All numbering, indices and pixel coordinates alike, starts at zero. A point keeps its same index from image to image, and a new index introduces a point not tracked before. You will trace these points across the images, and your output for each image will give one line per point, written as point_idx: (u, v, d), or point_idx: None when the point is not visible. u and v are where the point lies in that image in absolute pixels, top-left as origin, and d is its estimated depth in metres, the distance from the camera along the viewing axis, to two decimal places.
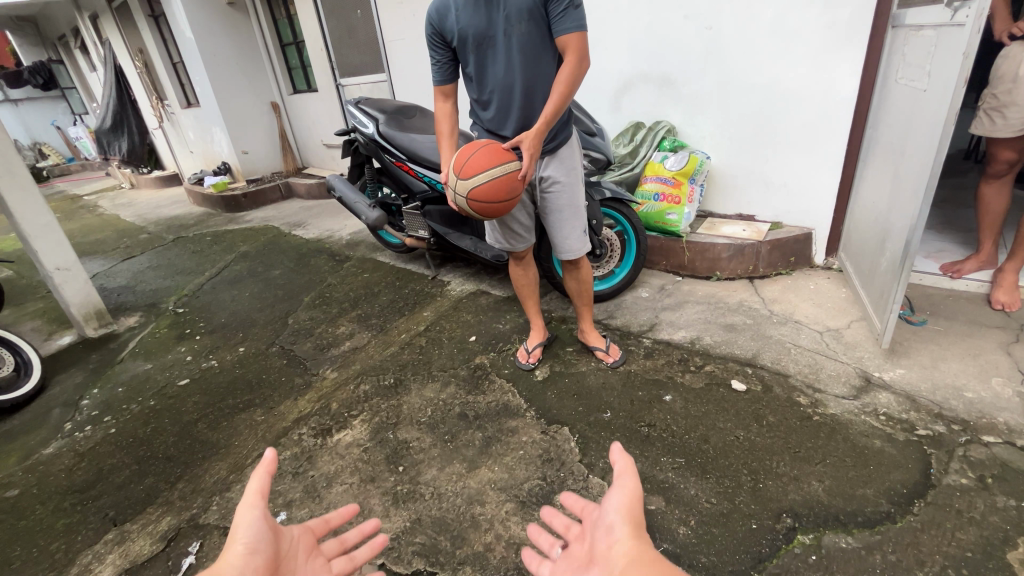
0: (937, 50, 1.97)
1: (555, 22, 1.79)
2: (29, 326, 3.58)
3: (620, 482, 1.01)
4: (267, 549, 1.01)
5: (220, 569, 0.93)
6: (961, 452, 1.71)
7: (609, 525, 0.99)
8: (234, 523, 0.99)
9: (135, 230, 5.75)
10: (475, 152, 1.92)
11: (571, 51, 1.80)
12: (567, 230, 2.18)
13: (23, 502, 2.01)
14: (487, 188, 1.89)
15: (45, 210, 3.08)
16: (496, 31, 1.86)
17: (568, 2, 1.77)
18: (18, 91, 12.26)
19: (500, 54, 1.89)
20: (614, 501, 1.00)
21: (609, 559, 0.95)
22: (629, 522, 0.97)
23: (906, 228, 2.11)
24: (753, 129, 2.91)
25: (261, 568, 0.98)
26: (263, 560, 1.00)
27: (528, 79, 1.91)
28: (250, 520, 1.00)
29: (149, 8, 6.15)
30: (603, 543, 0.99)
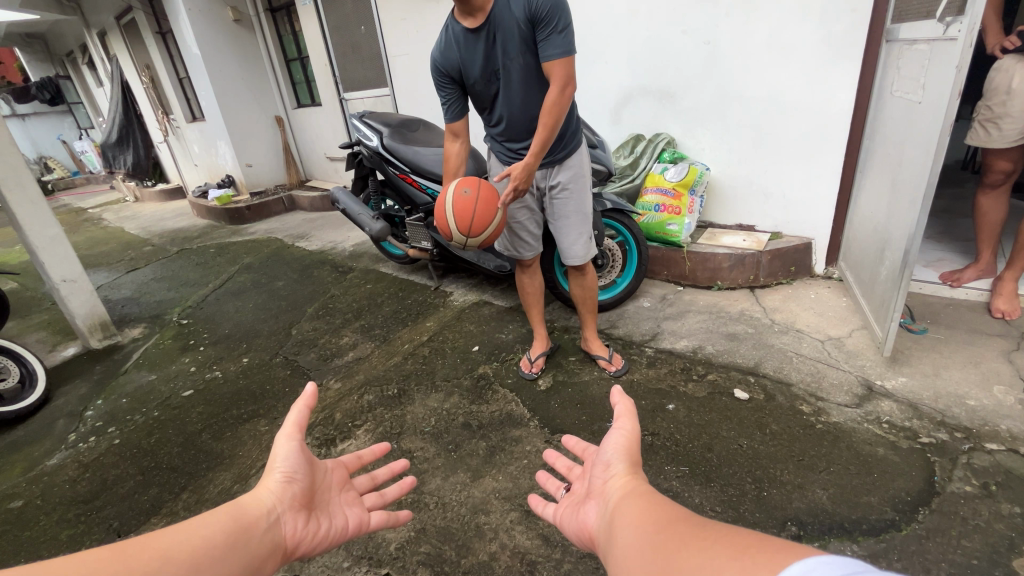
0: (931, 63, 2.02)
1: (541, 51, 1.80)
2: (34, 338, 3.60)
3: (621, 421, 1.01)
4: (302, 481, 1.01)
5: (258, 496, 0.94)
6: (965, 459, 1.71)
7: (606, 463, 0.99)
8: (272, 454, 1.00)
9: (139, 243, 5.80)
10: (473, 207, 2.06)
11: (556, 78, 1.81)
12: (574, 236, 2.20)
13: (27, 513, 2.00)
14: (494, 233, 2.12)
15: (53, 223, 3.11)
16: (496, 68, 1.93)
17: (554, 27, 1.77)
18: (25, 106, 12.48)
19: (501, 87, 1.96)
20: (612, 440, 1.00)
21: (605, 494, 0.94)
22: (627, 460, 0.96)
23: (905, 237, 2.14)
24: (751, 141, 2.95)
25: (296, 499, 0.99)
26: (299, 491, 1.00)
27: (528, 105, 1.98)
28: (287, 452, 1.01)
29: (157, 26, 6.27)
30: (600, 480, 0.98)
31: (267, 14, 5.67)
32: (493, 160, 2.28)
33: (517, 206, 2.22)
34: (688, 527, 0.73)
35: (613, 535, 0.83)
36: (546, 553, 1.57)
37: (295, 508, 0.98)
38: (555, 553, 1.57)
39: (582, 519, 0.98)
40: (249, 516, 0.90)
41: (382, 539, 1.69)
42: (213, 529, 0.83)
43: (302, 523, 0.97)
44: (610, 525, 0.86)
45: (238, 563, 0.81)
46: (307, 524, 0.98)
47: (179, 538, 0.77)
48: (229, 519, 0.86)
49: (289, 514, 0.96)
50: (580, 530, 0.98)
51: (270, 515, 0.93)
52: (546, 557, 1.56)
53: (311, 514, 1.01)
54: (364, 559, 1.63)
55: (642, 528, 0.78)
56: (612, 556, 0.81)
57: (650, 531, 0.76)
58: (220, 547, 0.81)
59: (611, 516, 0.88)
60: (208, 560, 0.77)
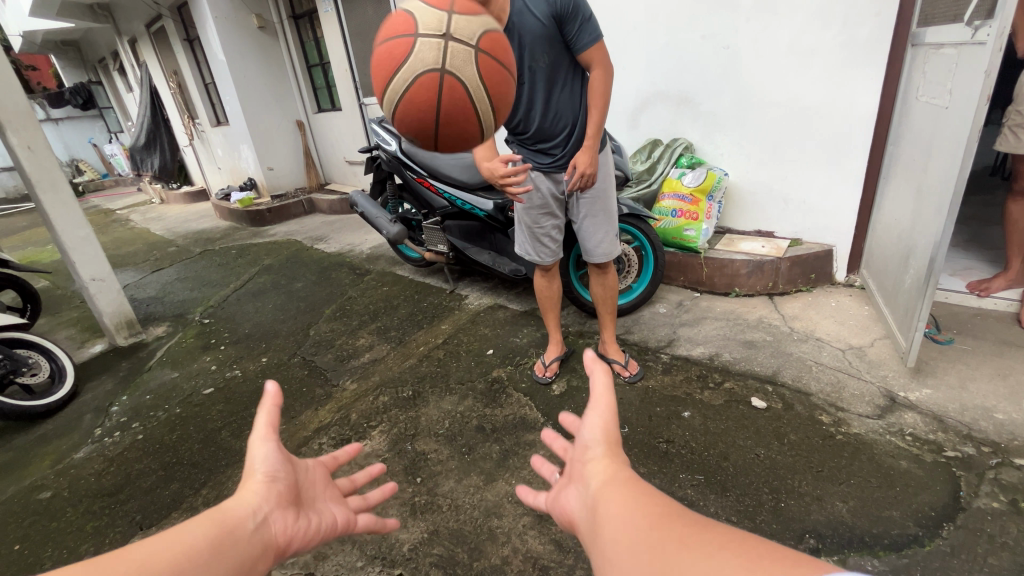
0: (958, 68, 1.98)
1: (574, 42, 1.87)
2: (63, 334, 3.72)
3: (597, 401, 0.96)
4: (285, 480, 1.01)
5: (242, 498, 0.93)
6: (992, 474, 1.66)
7: (585, 447, 0.95)
8: (249, 457, 1.00)
9: (164, 244, 5.96)
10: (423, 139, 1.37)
11: (597, 64, 1.91)
12: (600, 235, 2.22)
13: (55, 504, 2.07)
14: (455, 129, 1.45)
15: (83, 224, 3.21)
16: (524, 74, 1.92)
17: (583, 16, 1.83)
18: (59, 111, 12.99)
19: (533, 91, 1.95)
20: (589, 422, 0.96)
21: (586, 480, 0.91)
22: (607, 443, 0.93)
23: (930, 246, 2.10)
24: (771, 147, 2.91)
25: (282, 496, 0.98)
26: (284, 489, 1.00)
27: (563, 102, 2.00)
28: (266, 451, 1.01)
29: (184, 33, 6.45)
30: (580, 466, 0.95)
31: (291, 21, 5.79)
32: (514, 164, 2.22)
33: (541, 212, 2.23)
34: (681, 525, 0.71)
35: (599, 530, 0.80)
36: (558, 559, 1.57)
37: (282, 506, 0.97)
38: (568, 559, 1.56)
39: (563, 504, 0.95)
40: (233, 518, 0.89)
41: (395, 540, 1.70)
42: (195, 534, 0.81)
43: (292, 520, 0.97)
44: (594, 520, 0.83)
45: (227, 563, 0.80)
46: (296, 521, 0.97)
47: (160, 546, 0.76)
48: (210, 523, 0.85)
49: (277, 512, 0.95)
50: (562, 515, 0.95)
51: (257, 514, 0.92)
52: (559, 563, 1.55)
53: (298, 512, 1.01)
54: (378, 559, 1.64)
55: (631, 525, 0.75)
56: (599, 551, 0.78)
57: (642, 530, 0.73)
58: (205, 551, 0.79)
59: (595, 510, 0.84)
60: (194, 562, 0.76)
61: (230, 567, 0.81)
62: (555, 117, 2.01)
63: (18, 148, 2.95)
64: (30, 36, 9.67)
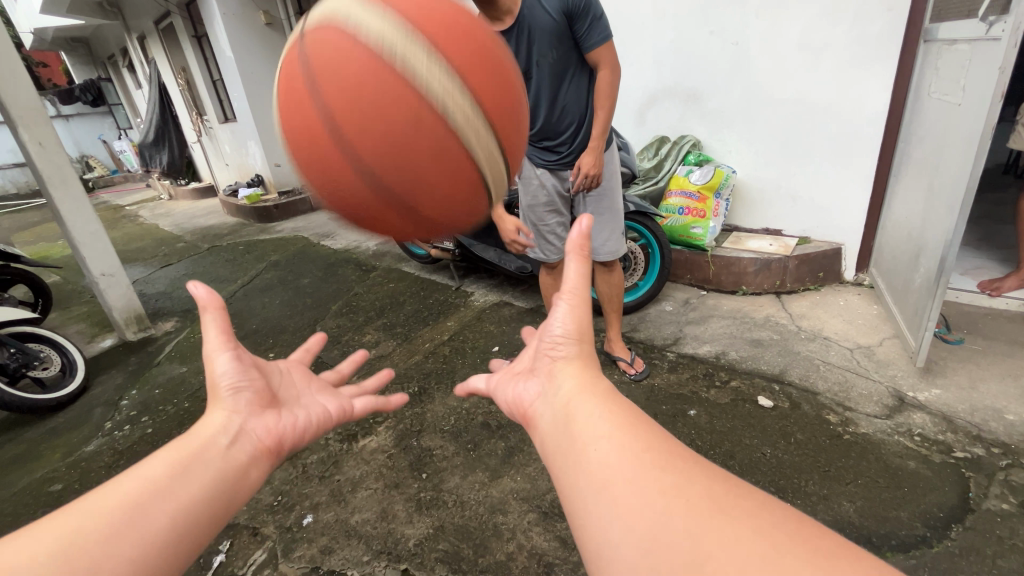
0: (972, 64, 1.96)
1: (583, 40, 1.86)
2: (74, 329, 3.77)
3: (570, 297, 0.95)
4: (252, 387, 0.99)
5: (210, 415, 0.93)
6: (1002, 476, 1.65)
7: (553, 342, 0.93)
8: (210, 372, 0.98)
9: (173, 239, 6.01)
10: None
11: (605, 64, 1.92)
12: (606, 233, 2.21)
13: (66, 496, 2.10)
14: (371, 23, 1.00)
15: (93, 220, 3.24)
16: (531, 68, 1.91)
17: (595, 15, 1.83)
18: (69, 108, 13.11)
19: (539, 86, 1.95)
20: (561, 317, 0.94)
21: (553, 375, 0.91)
22: (579, 341, 0.92)
23: (940, 245, 2.08)
24: (780, 144, 2.88)
25: (255, 400, 0.98)
26: (256, 393, 0.99)
27: (569, 99, 1.99)
28: (226, 362, 0.99)
29: (192, 30, 6.47)
30: (546, 363, 0.94)
31: (298, 17, 5.79)
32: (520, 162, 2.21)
33: (547, 210, 2.21)
34: (676, 456, 0.69)
35: (576, 430, 0.78)
36: (563, 556, 1.57)
37: (257, 408, 0.97)
38: (572, 556, 1.56)
39: (521, 394, 0.96)
40: (202, 436, 0.89)
41: (401, 535, 1.71)
42: (160, 461, 0.81)
43: (273, 421, 0.98)
44: (565, 422, 0.82)
45: (199, 480, 0.81)
46: (277, 419, 0.98)
47: (121, 487, 0.76)
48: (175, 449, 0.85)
49: (254, 417, 0.95)
50: (515, 405, 0.97)
51: (229, 429, 0.92)
52: (564, 560, 1.56)
53: (279, 411, 1.01)
54: (383, 553, 1.66)
55: (619, 439, 0.73)
56: (579, 466, 0.75)
57: (633, 448, 0.72)
58: (167, 478, 0.79)
59: (567, 412, 0.83)
60: (160, 489, 0.77)
61: (206, 487, 0.82)
62: (560, 113, 2.02)
63: (30, 144, 2.98)
64: (41, 33, 9.76)
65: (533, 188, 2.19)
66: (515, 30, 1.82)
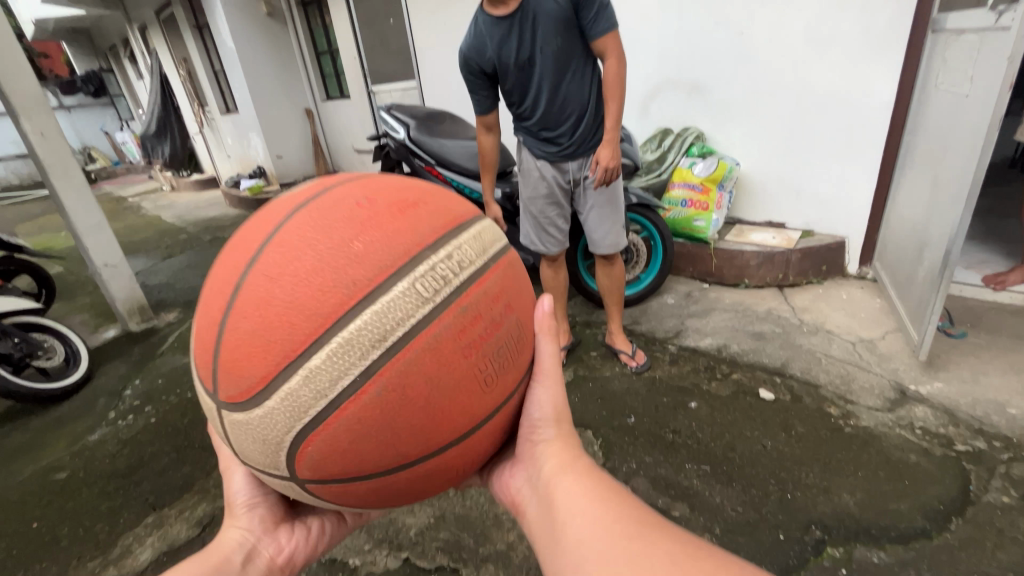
0: (981, 55, 1.94)
1: (588, 28, 1.85)
2: (77, 319, 3.78)
3: (546, 379, 1.02)
4: (264, 502, 1.06)
5: (225, 536, 0.99)
6: (1003, 469, 1.65)
7: (533, 424, 1.01)
8: (228, 490, 1.06)
9: (175, 231, 6.02)
10: (264, 218, 0.93)
11: (611, 52, 1.87)
12: (608, 226, 2.19)
13: (71, 485, 2.12)
14: (231, 376, 0.84)
15: (96, 211, 3.24)
16: (534, 54, 1.91)
17: (600, 4, 1.81)
18: (71, 99, 13.08)
19: (541, 73, 1.94)
20: (539, 399, 1.01)
21: (537, 461, 0.98)
22: (556, 424, 1.00)
23: (945, 237, 2.07)
24: (785, 136, 2.86)
25: (268, 521, 1.04)
26: (268, 512, 1.06)
27: (572, 87, 1.97)
28: (240, 482, 1.07)
29: (193, 19, 6.42)
30: (529, 447, 1.01)
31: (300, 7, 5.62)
32: (522, 153, 2.22)
33: (548, 202, 2.22)
34: (643, 524, 0.78)
35: (563, 530, 0.83)
36: None
37: (269, 529, 1.03)
38: None
39: (513, 484, 1.03)
40: (220, 556, 0.95)
41: (402, 524, 1.72)
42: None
43: (285, 539, 1.04)
44: (552, 507, 0.89)
45: None
46: (288, 536, 1.05)
47: None
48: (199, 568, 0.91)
49: (266, 539, 1.02)
50: (507, 491, 1.04)
51: (244, 547, 0.99)
52: None
53: (291, 524, 1.07)
54: (384, 542, 1.67)
55: (602, 519, 0.80)
56: (559, 551, 0.82)
57: (616, 526, 0.79)
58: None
59: (552, 495, 0.90)
60: None
61: None
62: (563, 102, 1.99)
63: (32, 134, 2.98)
64: (42, 23, 9.71)
65: (534, 179, 2.20)
66: (518, 15, 1.83)
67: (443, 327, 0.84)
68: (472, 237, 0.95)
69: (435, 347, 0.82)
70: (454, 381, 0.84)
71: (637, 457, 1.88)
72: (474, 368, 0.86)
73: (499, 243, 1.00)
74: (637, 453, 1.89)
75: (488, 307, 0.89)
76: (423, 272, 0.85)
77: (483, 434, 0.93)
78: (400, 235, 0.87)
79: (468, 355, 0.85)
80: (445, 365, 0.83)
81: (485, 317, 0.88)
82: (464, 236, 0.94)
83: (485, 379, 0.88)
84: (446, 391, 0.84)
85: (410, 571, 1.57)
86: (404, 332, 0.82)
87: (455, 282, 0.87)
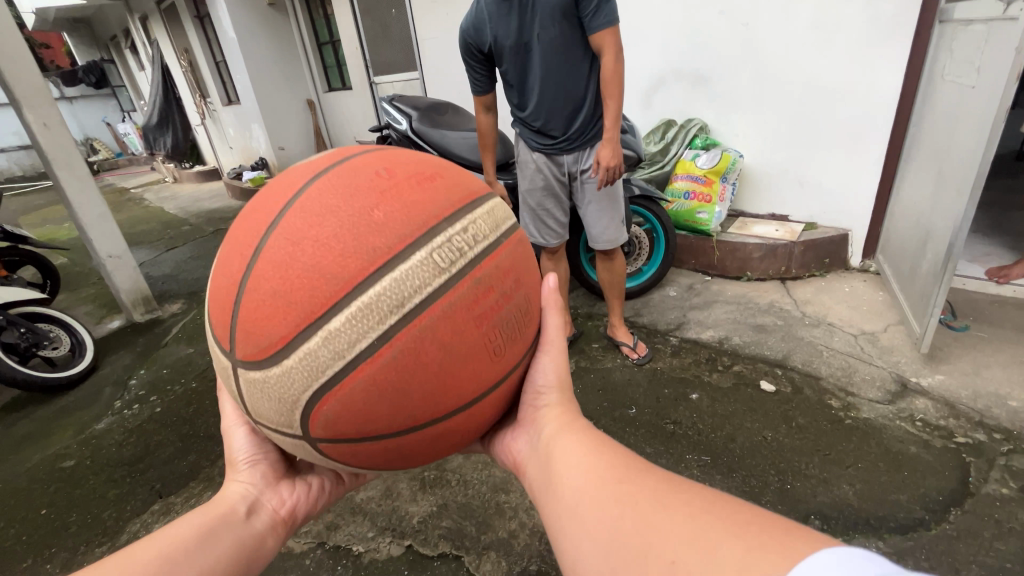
0: (987, 46, 1.93)
1: (587, 21, 1.82)
2: (82, 310, 3.81)
3: (549, 347, 1.05)
4: (267, 458, 1.07)
5: (227, 488, 1.00)
6: (1002, 461, 1.65)
7: (537, 391, 1.03)
8: (229, 447, 1.08)
9: (178, 223, 6.03)
10: (285, 184, 0.93)
11: (608, 48, 1.84)
12: (606, 220, 2.18)
13: (78, 472, 2.15)
14: (250, 334, 0.85)
15: (99, 202, 3.25)
16: (531, 39, 1.90)
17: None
18: (73, 90, 13.06)
19: (537, 59, 1.93)
20: (543, 367, 1.03)
21: (538, 424, 1.00)
22: (559, 389, 1.03)
23: (949, 229, 2.06)
24: (789, 128, 2.85)
25: (269, 475, 1.06)
26: (270, 467, 1.07)
27: (567, 77, 1.96)
28: (241, 437, 1.09)
29: (195, 10, 6.38)
30: (531, 410, 1.03)
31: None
32: (519, 145, 2.24)
33: (545, 194, 2.23)
34: (632, 471, 0.78)
35: (558, 483, 0.84)
36: None
37: (270, 484, 1.05)
38: None
39: (515, 450, 1.04)
40: (223, 506, 0.96)
41: (405, 512, 1.74)
42: (188, 525, 0.88)
43: (287, 492, 1.06)
44: (547, 459, 0.91)
45: (218, 548, 0.88)
46: (290, 491, 1.06)
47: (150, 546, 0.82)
48: (203, 515, 0.92)
49: (268, 492, 1.03)
50: (510, 458, 1.05)
51: (247, 498, 1.00)
52: None
53: (292, 482, 1.09)
54: (388, 530, 1.69)
55: (588, 464, 0.83)
56: (556, 502, 0.83)
57: (599, 469, 0.81)
58: (195, 539, 0.86)
59: (547, 449, 0.92)
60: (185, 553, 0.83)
61: (225, 554, 0.88)
62: (556, 91, 1.98)
63: (35, 125, 2.98)
64: (43, 14, 9.68)
65: (529, 171, 2.21)
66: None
67: (458, 296, 0.86)
68: (486, 213, 0.98)
69: (449, 315, 0.84)
70: (467, 348, 0.86)
71: (637, 448, 1.89)
72: (484, 337, 0.88)
73: (510, 219, 1.03)
74: (638, 444, 1.91)
75: (500, 279, 0.91)
76: (440, 243, 0.87)
77: (489, 403, 0.95)
78: (417, 207, 0.88)
79: (479, 324, 0.87)
80: (458, 333, 0.85)
81: (497, 289, 0.90)
82: (477, 211, 0.96)
83: (494, 348, 0.90)
84: (459, 357, 0.86)
85: (413, 558, 1.59)
86: (420, 299, 0.84)
87: (469, 255, 0.89)
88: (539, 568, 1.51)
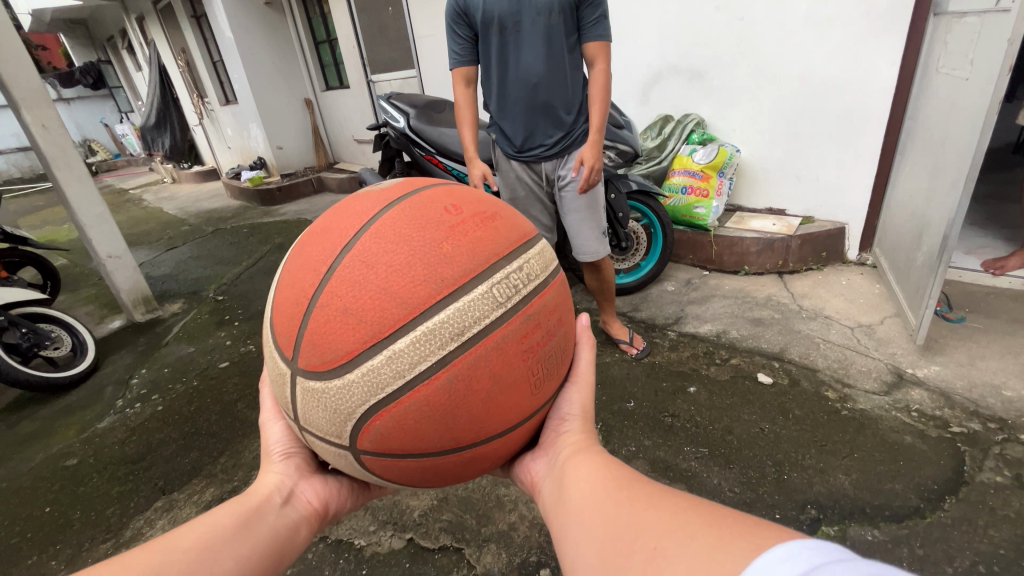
0: (981, 37, 1.94)
1: (586, 28, 1.90)
2: (82, 310, 3.82)
3: (578, 381, 1.08)
4: (301, 453, 1.09)
5: (263, 479, 1.01)
6: (997, 450, 1.67)
7: (560, 419, 1.04)
8: (266, 440, 1.09)
9: (177, 223, 6.04)
10: (360, 207, 0.97)
11: (598, 58, 1.92)
12: (589, 230, 2.18)
13: (81, 471, 2.16)
14: (315, 346, 0.88)
15: (99, 201, 3.26)
16: (525, 24, 1.87)
17: (601, 13, 1.89)
18: (69, 91, 13.12)
19: (527, 47, 1.91)
20: (569, 398, 1.06)
21: (557, 449, 1.00)
22: (582, 420, 1.03)
23: (943, 222, 2.08)
24: (785, 122, 2.86)
25: (303, 468, 1.07)
26: (303, 462, 1.08)
27: (550, 73, 1.94)
28: (277, 429, 1.11)
29: (192, 10, 6.38)
30: (553, 436, 1.03)
31: None
32: (497, 154, 2.25)
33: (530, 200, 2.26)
34: (636, 482, 0.79)
35: (567, 494, 0.86)
36: None
37: (305, 477, 1.06)
38: None
39: (532, 471, 1.04)
40: (257, 496, 0.97)
41: (406, 506, 1.76)
42: (224, 516, 0.89)
43: (320, 487, 1.07)
44: (561, 477, 0.92)
45: (254, 541, 0.88)
46: (324, 485, 1.07)
47: (187, 537, 0.83)
48: (236, 506, 0.92)
49: (303, 484, 1.04)
50: (526, 478, 1.05)
51: (283, 489, 1.01)
52: None
53: (323, 476, 1.09)
54: (389, 524, 1.71)
55: (600, 475, 0.85)
56: (564, 510, 0.85)
57: (609, 480, 0.83)
58: (232, 529, 0.88)
59: (562, 468, 0.94)
60: (221, 546, 0.84)
61: (258, 545, 0.89)
62: (537, 83, 1.95)
63: (33, 126, 2.99)
64: (41, 15, 9.70)
65: (512, 181, 2.24)
66: None
67: (511, 331, 0.89)
68: (538, 254, 1.01)
69: (502, 347, 0.88)
70: (516, 378, 0.90)
71: (636, 440, 1.91)
72: (530, 370, 0.91)
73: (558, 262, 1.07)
74: (636, 436, 1.92)
75: (547, 316, 0.95)
76: (499, 278, 0.91)
77: (524, 430, 0.98)
78: (481, 245, 0.92)
79: (527, 358, 0.91)
80: (508, 365, 0.89)
81: (543, 326, 0.93)
82: (531, 252, 1.00)
83: (536, 381, 0.93)
84: (508, 387, 0.89)
85: (414, 550, 1.61)
86: (479, 329, 0.87)
87: (524, 292, 0.93)
88: (538, 559, 1.53)
